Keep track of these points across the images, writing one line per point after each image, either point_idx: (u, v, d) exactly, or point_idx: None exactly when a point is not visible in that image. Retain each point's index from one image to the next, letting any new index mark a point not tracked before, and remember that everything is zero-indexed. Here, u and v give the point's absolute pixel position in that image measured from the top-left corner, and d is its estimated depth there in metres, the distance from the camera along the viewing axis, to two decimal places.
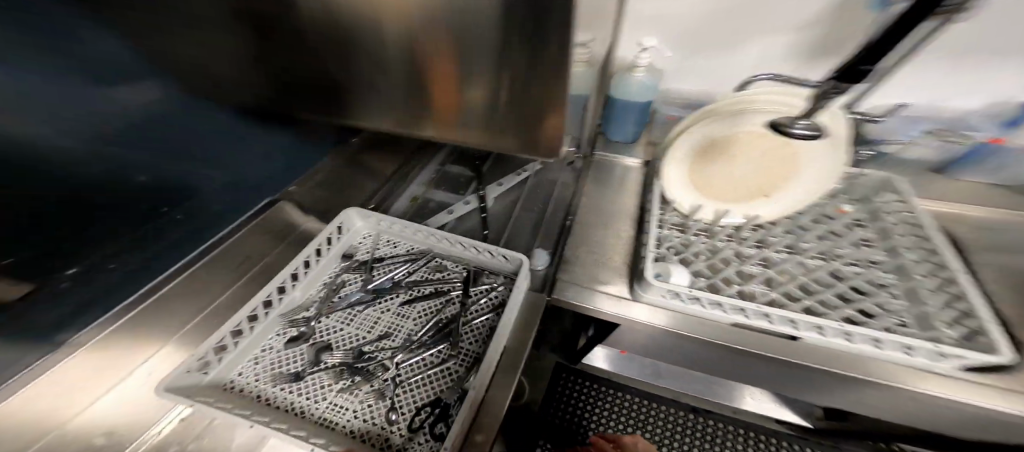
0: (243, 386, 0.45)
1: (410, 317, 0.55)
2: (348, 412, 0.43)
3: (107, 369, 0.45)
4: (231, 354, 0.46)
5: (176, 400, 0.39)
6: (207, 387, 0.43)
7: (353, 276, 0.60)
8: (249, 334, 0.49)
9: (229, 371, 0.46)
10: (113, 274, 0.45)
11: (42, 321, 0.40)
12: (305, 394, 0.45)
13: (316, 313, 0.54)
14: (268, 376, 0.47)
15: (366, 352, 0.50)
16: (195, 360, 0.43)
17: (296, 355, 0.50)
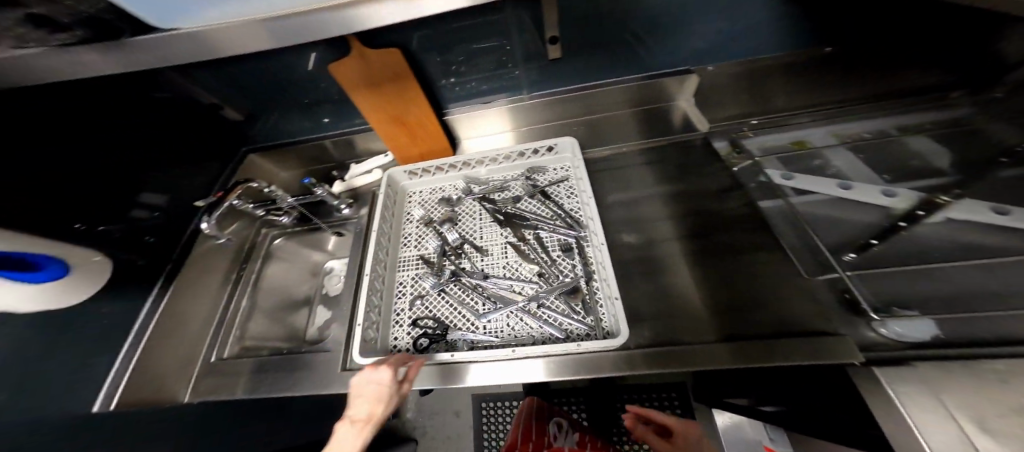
0: (409, 198, 0.80)
1: (504, 259, 0.70)
2: (412, 270, 0.70)
3: (520, 121, 0.81)
4: (419, 179, 0.79)
5: (390, 180, 0.77)
6: (403, 184, 0.80)
7: (522, 192, 0.77)
8: (438, 175, 0.79)
9: (411, 188, 0.80)
10: (576, 66, 0.72)
11: (544, 71, 0.73)
12: (415, 237, 0.75)
13: (473, 195, 0.77)
14: (434, 202, 0.79)
15: (462, 247, 0.72)
16: (413, 169, 0.78)
17: (447, 208, 0.78)
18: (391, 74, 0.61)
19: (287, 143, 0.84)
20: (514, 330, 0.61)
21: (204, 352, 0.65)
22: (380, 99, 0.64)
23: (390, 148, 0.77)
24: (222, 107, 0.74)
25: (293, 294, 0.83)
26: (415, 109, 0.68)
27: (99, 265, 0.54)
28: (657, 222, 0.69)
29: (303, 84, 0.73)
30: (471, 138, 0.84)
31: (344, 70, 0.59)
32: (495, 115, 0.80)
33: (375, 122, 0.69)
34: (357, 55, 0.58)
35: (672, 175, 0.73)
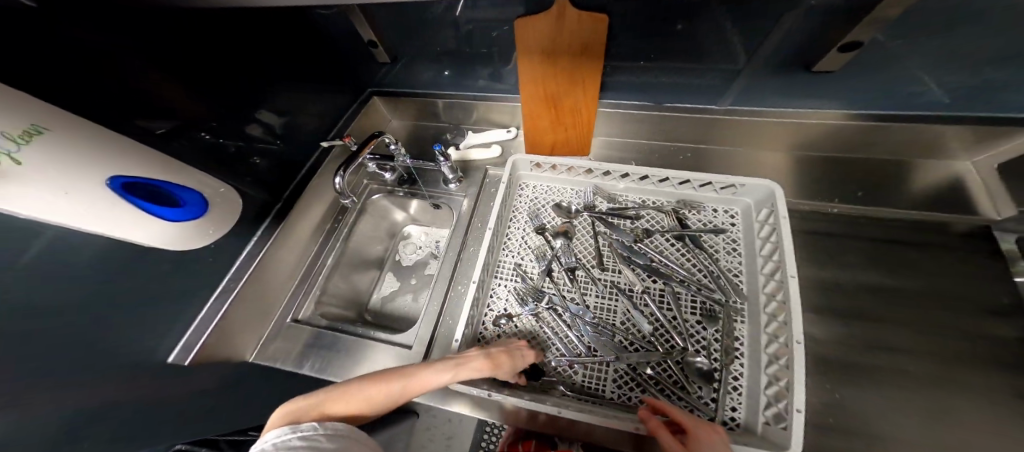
0: (521, 192, 0.67)
1: (618, 301, 0.55)
2: (508, 280, 0.59)
3: (702, 130, 0.64)
4: (543, 173, 0.66)
5: (512, 165, 0.64)
6: (519, 173, 0.66)
7: (662, 228, 0.59)
8: (563, 174, 0.65)
9: (522, 179, 0.67)
10: (823, 91, 0.52)
11: (768, 89, 0.54)
12: (518, 240, 0.63)
13: (600, 215, 0.62)
14: (547, 204, 0.65)
15: (573, 273, 0.59)
16: (540, 161, 0.65)
17: (562, 217, 0.64)
18: (579, 45, 0.51)
19: (404, 91, 0.74)
20: (618, 392, 0.48)
21: (281, 310, 0.63)
22: (550, 70, 0.55)
23: (523, 128, 0.66)
24: (376, 46, 0.62)
25: (367, 254, 0.78)
26: (575, 92, 0.58)
27: (224, 196, 0.48)
28: (832, 313, 0.53)
29: (454, 37, 0.59)
30: (621, 139, 0.71)
31: (528, 28, 0.50)
32: (665, 121, 0.65)
33: (526, 94, 0.60)
34: (555, 13, 0.47)
35: (868, 253, 0.56)
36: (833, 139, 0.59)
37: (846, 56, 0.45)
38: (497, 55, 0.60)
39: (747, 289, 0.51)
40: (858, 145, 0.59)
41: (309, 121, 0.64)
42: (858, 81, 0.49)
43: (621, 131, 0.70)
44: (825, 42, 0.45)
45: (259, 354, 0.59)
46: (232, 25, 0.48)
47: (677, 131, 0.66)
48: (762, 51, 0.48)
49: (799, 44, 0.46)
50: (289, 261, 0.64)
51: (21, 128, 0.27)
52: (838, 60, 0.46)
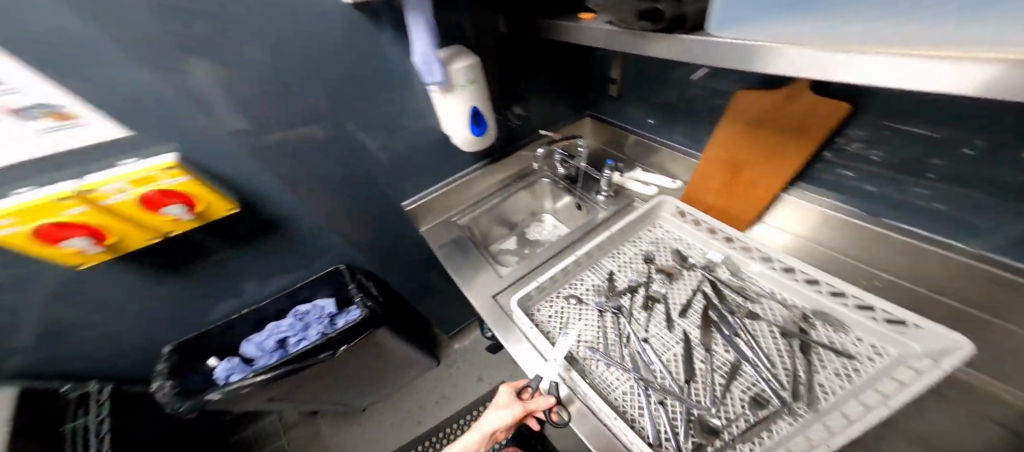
0: (657, 227, 0.76)
1: (677, 344, 0.58)
2: (598, 276, 0.71)
3: (920, 268, 0.55)
4: (685, 221, 0.73)
5: (658, 202, 0.76)
6: (661, 210, 0.76)
7: (773, 320, 0.57)
8: (704, 229, 0.71)
9: (662, 220, 0.77)
10: None
11: None
12: (625, 256, 0.74)
13: (711, 276, 0.65)
14: (668, 246, 0.72)
15: (652, 303, 0.65)
16: (687, 212, 0.73)
17: (675, 261, 0.70)
18: (798, 125, 0.57)
19: (613, 121, 0.96)
20: (623, 391, 0.53)
21: (454, 211, 0.94)
22: (750, 138, 0.64)
23: (692, 180, 0.76)
24: (614, 82, 0.87)
25: (513, 216, 1.04)
26: (770, 165, 0.64)
27: (488, 136, 0.71)
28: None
29: (675, 91, 0.75)
30: (796, 235, 0.69)
31: (748, 100, 0.62)
32: (870, 239, 0.60)
33: (713, 151, 0.71)
34: (787, 94, 0.57)
35: None
36: None
37: None
38: (703, 115, 0.73)
39: (827, 408, 0.45)
40: None
41: (544, 116, 0.95)
42: None
43: (804, 228, 0.68)
44: None
45: (427, 229, 0.90)
46: (550, 49, 0.81)
47: (884, 255, 0.59)
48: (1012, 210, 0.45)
49: None
50: (478, 190, 0.96)
51: (467, 77, 0.60)
52: None
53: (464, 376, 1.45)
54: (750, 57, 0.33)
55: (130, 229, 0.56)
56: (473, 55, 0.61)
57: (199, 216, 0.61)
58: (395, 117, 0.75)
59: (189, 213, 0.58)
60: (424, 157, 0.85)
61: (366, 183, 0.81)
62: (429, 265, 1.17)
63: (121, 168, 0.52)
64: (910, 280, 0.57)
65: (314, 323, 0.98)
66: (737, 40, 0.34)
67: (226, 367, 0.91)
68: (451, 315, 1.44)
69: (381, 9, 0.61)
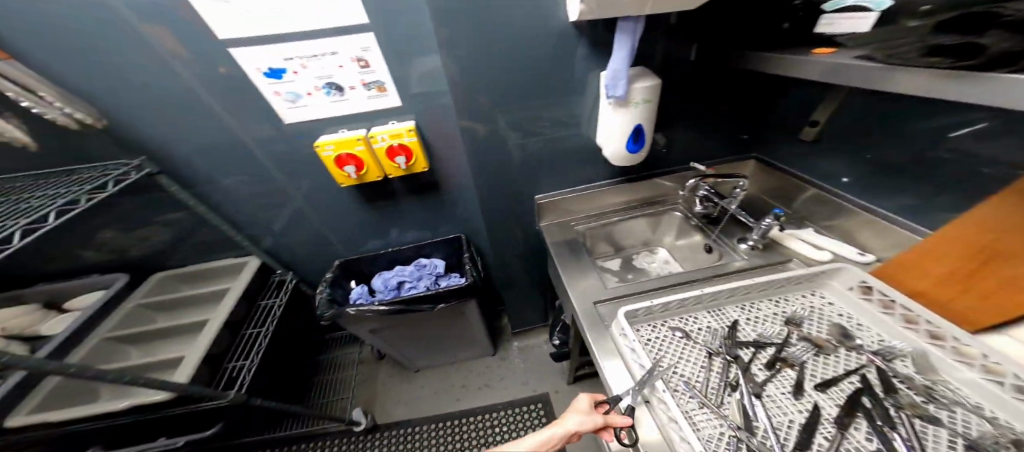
0: (814, 297, 0.66)
1: (794, 411, 0.50)
2: (719, 319, 0.66)
3: None
4: (862, 300, 0.61)
5: (829, 269, 0.66)
6: (825, 276, 0.66)
7: (959, 430, 0.43)
8: (891, 315, 0.58)
9: (825, 291, 0.66)
10: None
11: None
12: (761, 311, 0.66)
13: (879, 365, 0.53)
14: (826, 318, 0.62)
15: (782, 366, 0.57)
16: (876, 291, 0.61)
17: (831, 336, 0.59)
18: None
19: (786, 168, 0.89)
20: (714, 432, 0.48)
21: (574, 217, 1.02)
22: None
23: (908, 257, 0.60)
24: (813, 125, 0.78)
25: (626, 239, 1.04)
26: None
27: (635, 158, 0.75)
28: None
29: (892, 149, 0.65)
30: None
31: None
32: None
33: (962, 225, 0.53)
34: None
35: None
36: None
37: None
38: (927, 182, 0.61)
39: None
40: None
41: (695, 149, 0.93)
42: None
43: None
44: None
45: (549, 226, 1.01)
46: (739, 79, 0.79)
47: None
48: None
49: None
50: (603, 204, 1.01)
51: (642, 95, 0.65)
52: None
53: (516, 377, 1.45)
54: None
55: (376, 166, 0.82)
56: (655, 79, 0.65)
57: (410, 169, 0.84)
58: (560, 119, 0.84)
59: (406, 165, 0.82)
60: (568, 161, 0.93)
61: (514, 171, 0.92)
62: (529, 260, 1.24)
63: (390, 126, 0.79)
64: None
65: (427, 278, 1.13)
66: None
67: (358, 291, 1.13)
68: (528, 313, 1.50)
69: (589, 28, 0.70)
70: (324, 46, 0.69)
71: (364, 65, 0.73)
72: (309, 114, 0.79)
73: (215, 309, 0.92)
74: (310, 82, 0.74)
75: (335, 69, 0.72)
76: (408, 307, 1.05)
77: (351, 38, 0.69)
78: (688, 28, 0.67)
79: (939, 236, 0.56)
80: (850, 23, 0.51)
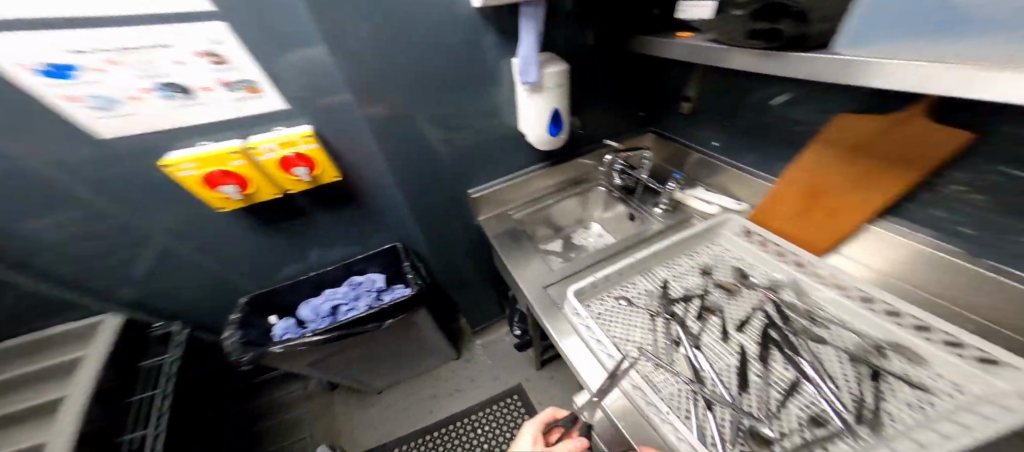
0: (718, 244, 0.77)
1: (727, 356, 0.59)
2: (654, 282, 0.74)
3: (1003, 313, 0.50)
4: (749, 241, 0.74)
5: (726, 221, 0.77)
6: (727, 228, 0.77)
7: (841, 345, 0.56)
8: (772, 250, 0.70)
9: (721, 237, 0.78)
10: None
11: None
12: (683, 267, 0.75)
13: (776, 298, 0.65)
14: (727, 263, 0.73)
15: (708, 315, 0.66)
16: (755, 233, 0.74)
17: (736, 279, 0.70)
18: (897, 155, 0.54)
19: (675, 137, 1.00)
20: (673, 390, 0.55)
21: (510, 205, 1.02)
22: (841, 162, 0.62)
23: (767, 202, 0.75)
24: (688, 101, 0.90)
25: (560, 220, 1.08)
26: (851, 194, 0.62)
27: (556, 141, 0.77)
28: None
29: (745, 115, 0.78)
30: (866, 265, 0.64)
31: (843, 127, 0.59)
32: (951, 277, 0.55)
33: (795, 171, 0.70)
34: (889, 121, 0.53)
35: None
36: None
37: None
38: (773, 138, 0.74)
39: (892, 433, 0.44)
40: None
41: (605, 127, 0.99)
42: None
43: (878, 259, 0.63)
44: None
45: (485, 219, 0.99)
46: (626, 64, 0.86)
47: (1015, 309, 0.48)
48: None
49: None
50: (534, 190, 1.03)
51: (554, 80, 0.66)
52: None
53: (487, 375, 1.45)
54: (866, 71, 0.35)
55: (266, 183, 0.70)
56: (563, 63, 0.67)
57: (315, 180, 0.73)
58: (477, 111, 0.81)
59: (309, 176, 0.72)
60: (493, 152, 0.92)
61: (439, 169, 0.87)
62: (473, 257, 1.21)
63: (275, 134, 0.68)
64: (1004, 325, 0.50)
65: (364, 296, 1.02)
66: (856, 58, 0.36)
67: (282, 326, 0.98)
68: (482, 310, 1.49)
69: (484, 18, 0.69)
70: (146, 36, 0.54)
71: (218, 61, 0.60)
72: (136, 124, 0.63)
73: (71, 380, 0.72)
74: (129, 82, 0.58)
75: (171, 66, 0.58)
76: (348, 331, 0.94)
77: (189, 29, 0.55)
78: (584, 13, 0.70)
79: (783, 178, 0.72)
80: (695, 13, 0.57)
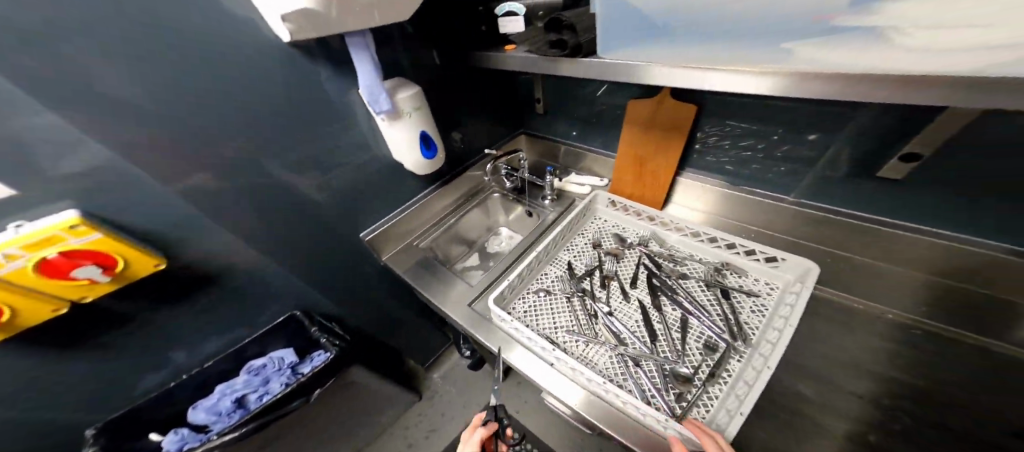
0: (597, 217, 0.88)
1: (635, 314, 0.68)
2: (559, 267, 0.79)
3: (763, 218, 0.76)
4: (616, 209, 0.85)
5: (597, 197, 0.88)
6: (601, 201, 0.88)
7: (700, 275, 0.70)
8: (634, 212, 0.83)
9: (597, 210, 0.88)
10: (875, 195, 0.62)
11: (826, 186, 0.66)
12: (578, 246, 0.83)
13: (650, 250, 0.77)
14: (608, 232, 0.84)
15: (608, 282, 0.74)
16: (617, 201, 0.86)
17: (618, 244, 0.81)
18: (671, 122, 0.74)
19: (542, 135, 1.10)
20: (605, 362, 0.61)
21: (414, 235, 0.98)
22: (644, 135, 0.79)
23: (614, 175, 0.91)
24: (538, 101, 1.01)
25: (468, 235, 1.08)
26: (661, 156, 0.79)
27: (434, 164, 0.77)
28: (875, 400, 0.54)
29: (584, 106, 0.92)
30: (690, 210, 0.85)
31: (637, 106, 0.77)
32: (734, 201, 0.78)
33: (623, 150, 0.84)
34: (656, 99, 0.73)
35: (895, 365, 0.57)
36: (906, 256, 0.63)
37: (904, 166, 0.56)
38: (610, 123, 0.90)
39: (755, 339, 0.58)
40: (937, 265, 0.60)
41: (482, 137, 1.04)
42: (914, 193, 0.58)
43: (698, 203, 0.83)
44: (887, 154, 0.56)
45: (389, 258, 0.93)
46: (478, 78, 0.92)
47: (756, 214, 0.77)
48: (841, 164, 0.62)
49: (847, 155, 0.60)
50: (432, 212, 1.01)
51: (410, 104, 0.65)
52: (898, 169, 0.57)
53: (455, 406, 1.38)
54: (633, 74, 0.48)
55: (29, 301, 0.47)
56: (414, 85, 0.67)
57: (117, 276, 0.53)
58: (341, 148, 0.76)
59: (107, 274, 0.51)
60: (377, 186, 0.87)
61: (317, 218, 0.79)
62: (393, 296, 1.14)
63: (4, 233, 0.43)
64: (766, 225, 0.76)
65: (275, 375, 0.87)
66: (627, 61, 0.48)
67: (174, 439, 0.75)
68: (424, 346, 1.41)
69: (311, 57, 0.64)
70: None
71: None
72: None
73: None
74: None
75: None
76: (266, 418, 0.79)
77: None
78: (422, 36, 0.72)
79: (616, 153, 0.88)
80: (509, 29, 0.65)
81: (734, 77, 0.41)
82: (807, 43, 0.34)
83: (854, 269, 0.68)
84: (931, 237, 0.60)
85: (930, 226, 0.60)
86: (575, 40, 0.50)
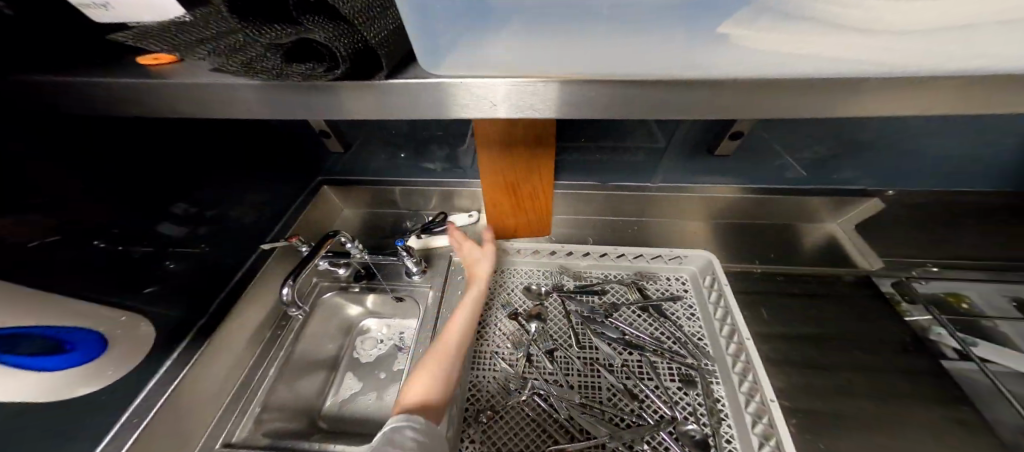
0: (489, 274, 0.65)
1: (600, 382, 0.53)
2: (484, 370, 0.54)
3: (631, 208, 0.76)
4: (510, 256, 0.65)
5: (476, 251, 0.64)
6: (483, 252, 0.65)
7: (629, 299, 0.61)
8: (528, 254, 0.65)
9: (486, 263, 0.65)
10: (705, 168, 0.68)
11: (669, 169, 0.69)
12: (490, 326, 0.59)
13: (568, 291, 0.62)
14: (514, 288, 0.63)
15: (552, 356, 0.55)
16: (504, 245, 0.65)
17: (533, 299, 0.62)
18: (534, 139, 0.54)
19: (357, 179, 0.77)
20: None
21: (208, 431, 0.50)
22: (508, 159, 0.57)
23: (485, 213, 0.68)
24: (327, 136, 0.68)
25: (317, 354, 0.66)
26: (536, 178, 0.61)
27: (124, 323, 0.42)
28: (777, 338, 0.59)
29: (410, 132, 0.67)
30: (570, 216, 0.79)
31: (483, 127, 0.52)
32: (607, 200, 0.75)
33: (487, 182, 0.61)
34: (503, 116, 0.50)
35: (777, 303, 0.63)
36: (733, 210, 0.73)
37: (733, 144, 0.61)
38: (450, 147, 0.69)
39: (713, 351, 0.53)
40: (749, 214, 0.73)
41: (251, 213, 0.64)
42: (728, 158, 0.66)
43: (575, 209, 0.78)
44: (718, 133, 0.60)
45: None
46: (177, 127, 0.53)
47: (624, 207, 0.76)
48: (665, 135, 0.62)
49: (682, 136, 0.63)
50: (218, 378, 0.52)
51: None
52: (729, 146, 0.62)
53: None
54: (449, 104, 0.22)
55: None
56: None
57: None
58: None
59: None
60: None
61: None
62: None
63: None
64: (617, 213, 0.78)
65: None
66: (434, 80, 0.21)
67: None
68: None
69: None
70: None
71: None
72: None
73: None
74: None
75: None
76: None
77: None
78: None
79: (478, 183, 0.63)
80: (149, 11, 0.22)
81: (599, 101, 0.21)
82: (750, 23, 0.18)
83: (709, 228, 0.75)
84: (740, 189, 0.69)
85: (726, 184, 0.70)
86: (359, 36, 0.19)
